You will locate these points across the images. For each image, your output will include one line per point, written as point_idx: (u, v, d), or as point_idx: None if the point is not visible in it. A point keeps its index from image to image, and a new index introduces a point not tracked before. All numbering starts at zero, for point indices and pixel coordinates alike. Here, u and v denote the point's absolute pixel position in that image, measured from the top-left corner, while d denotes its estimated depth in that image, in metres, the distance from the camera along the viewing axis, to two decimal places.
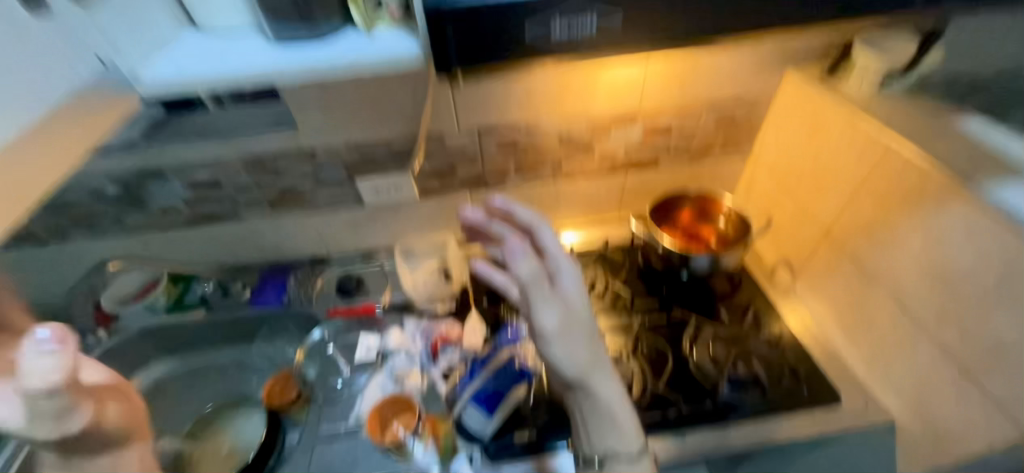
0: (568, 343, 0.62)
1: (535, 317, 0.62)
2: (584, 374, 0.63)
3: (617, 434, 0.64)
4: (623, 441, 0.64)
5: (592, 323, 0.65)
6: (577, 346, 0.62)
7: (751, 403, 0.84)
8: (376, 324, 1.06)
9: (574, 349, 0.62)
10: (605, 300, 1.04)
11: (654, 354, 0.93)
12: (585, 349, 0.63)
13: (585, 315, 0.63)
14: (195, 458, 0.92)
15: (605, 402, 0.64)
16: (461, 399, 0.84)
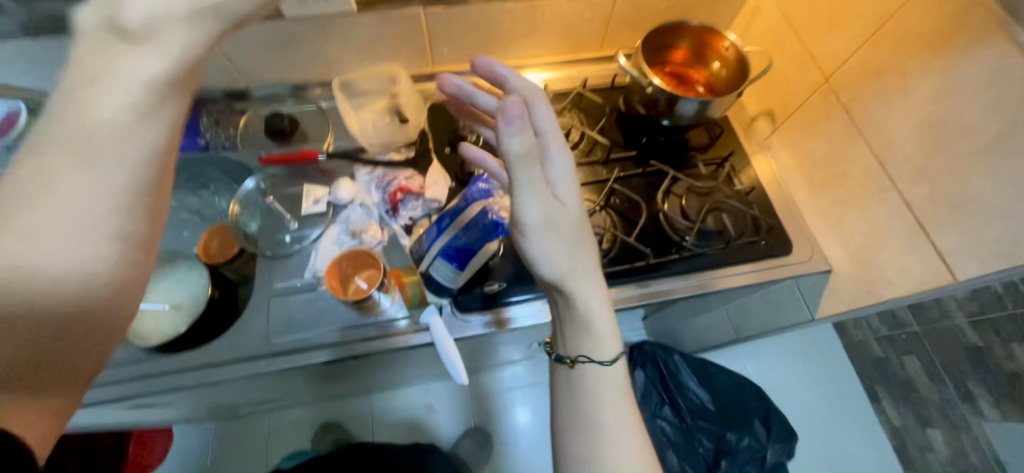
0: (547, 245, 0.58)
1: (516, 208, 0.57)
2: (562, 276, 0.59)
3: (593, 338, 0.62)
4: (599, 346, 0.62)
5: (580, 224, 0.60)
6: (557, 248, 0.58)
7: (713, 252, 0.87)
8: (320, 173, 0.93)
9: (554, 248, 0.58)
10: (580, 150, 0.98)
11: (626, 206, 0.91)
12: (568, 251, 0.59)
13: (571, 213, 0.59)
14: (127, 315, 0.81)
15: (583, 306, 0.61)
16: (427, 255, 0.78)
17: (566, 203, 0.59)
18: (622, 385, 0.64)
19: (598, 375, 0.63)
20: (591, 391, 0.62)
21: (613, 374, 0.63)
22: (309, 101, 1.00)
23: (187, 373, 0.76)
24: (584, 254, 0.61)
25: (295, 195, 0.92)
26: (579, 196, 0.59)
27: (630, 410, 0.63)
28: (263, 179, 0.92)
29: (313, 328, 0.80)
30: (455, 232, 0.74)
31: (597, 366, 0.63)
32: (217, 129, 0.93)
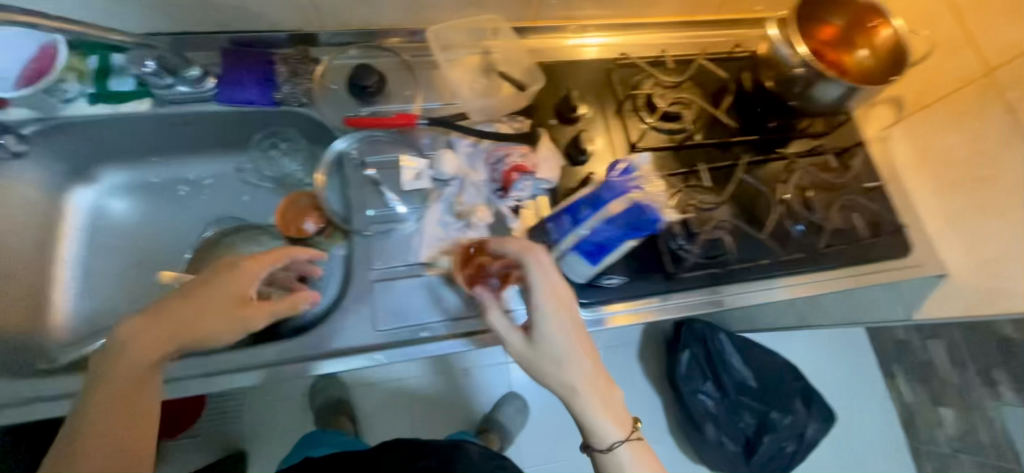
0: (537, 371, 0.65)
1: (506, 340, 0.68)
2: (557, 391, 0.65)
3: (595, 440, 0.65)
4: (602, 445, 0.64)
5: (561, 350, 0.63)
6: (544, 374, 0.65)
7: (842, 252, 0.81)
8: (412, 138, 0.81)
9: (537, 371, 0.65)
10: (698, 130, 0.87)
11: (750, 196, 0.82)
12: (549, 370, 0.64)
13: (549, 344, 0.63)
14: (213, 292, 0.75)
15: (579, 411, 0.64)
16: (558, 247, 0.70)
17: (546, 339, 0.64)
18: (638, 467, 0.64)
19: (611, 467, 0.65)
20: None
21: (624, 462, 0.64)
22: (388, 51, 0.85)
23: (229, 373, 0.69)
24: (575, 373, 0.63)
25: (387, 162, 0.80)
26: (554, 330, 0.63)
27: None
28: (354, 142, 0.79)
29: (423, 315, 0.74)
30: (602, 222, 0.65)
31: (608, 456, 0.65)
32: (295, 81, 0.79)
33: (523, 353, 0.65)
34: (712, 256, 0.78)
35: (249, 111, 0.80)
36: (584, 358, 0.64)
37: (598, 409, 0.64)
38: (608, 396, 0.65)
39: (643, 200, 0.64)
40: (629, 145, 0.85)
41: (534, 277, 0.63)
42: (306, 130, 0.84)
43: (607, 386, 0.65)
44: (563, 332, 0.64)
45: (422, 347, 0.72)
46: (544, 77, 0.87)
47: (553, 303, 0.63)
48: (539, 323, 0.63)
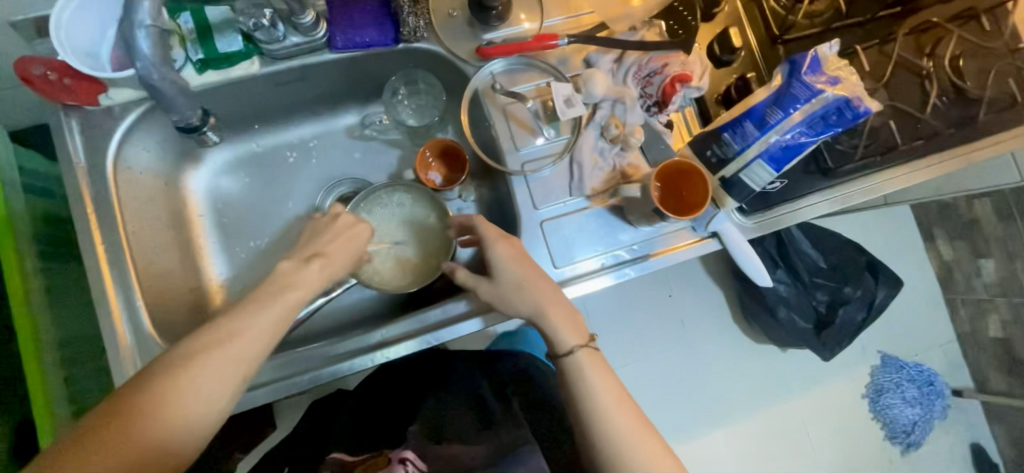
0: (499, 305, 0.66)
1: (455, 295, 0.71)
2: (523, 315, 0.66)
3: (556, 347, 0.64)
4: (564, 352, 0.64)
5: (509, 283, 0.64)
6: (506, 302, 0.65)
7: (990, 123, 0.81)
8: (548, 59, 0.73)
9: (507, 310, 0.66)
10: (843, 10, 0.80)
11: (901, 77, 0.80)
12: (524, 306, 0.65)
13: (501, 279, 0.65)
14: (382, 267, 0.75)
15: (548, 327, 0.64)
16: (741, 158, 0.67)
17: (502, 269, 0.64)
18: (594, 375, 0.62)
19: (571, 375, 0.63)
20: (569, 387, 0.63)
21: (583, 368, 0.63)
22: None
23: (328, 344, 0.69)
24: (535, 293, 0.64)
25: (528, 90, 0.73)
26: (504, 264, 0.65)
27: (610, 398, 0.61)
28: (493, 75, 0.73)
29: (594, 247, 0.73)
30: (797, 124, 0.63)
31: (567, 364, 0.63)
32: (417, 11, 0.68)
33: (491, 293, 0.65)
34: (875, 143, 0.78)
35: (366, 56, 0.71)
36: (540, 287, 0.65)
37: (563, 324, 0.64)
38: (569, 317, 0.65)
39: (845, 94, 0.61)
40: (771, 37, 0.78)
41: (484, 233, 0.66)
42: (439, 75, 0.76)
43: (566, 310, 0.65)
44: (515, 262, 0.65)
45: (442, 332, 0.69)
46: None
47: (503, 245, 0.65)
48: (493, 256, 0.65)
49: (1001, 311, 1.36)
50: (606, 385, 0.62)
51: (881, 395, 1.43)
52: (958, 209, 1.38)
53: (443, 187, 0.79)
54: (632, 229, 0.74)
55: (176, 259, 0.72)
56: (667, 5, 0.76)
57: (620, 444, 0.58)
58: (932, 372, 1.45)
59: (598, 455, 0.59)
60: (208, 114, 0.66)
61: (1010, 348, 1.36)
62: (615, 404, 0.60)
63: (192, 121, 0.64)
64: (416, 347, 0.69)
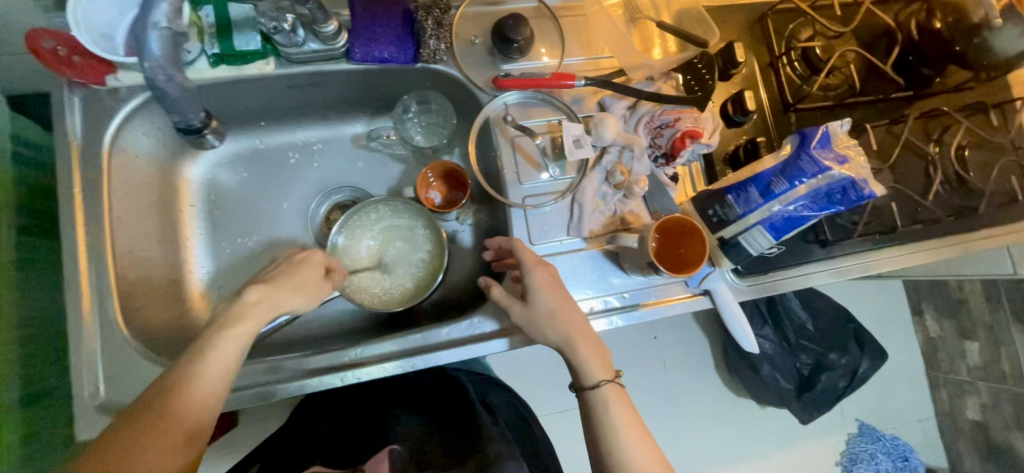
0: (526, 330, 0.64)
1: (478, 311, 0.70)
2: (551, 343, 0.64)
3: (582, 379, 0.63)
4: (590, 384, 0.63)
5: (544, 305, 0.63)
6: (536, 329, 0.64)
7: (987, 215, 0.82)
8: (559, 98, 0.74)
9: (537, 334, 0.64)
10: (856, 84, 0.81)
11: (903, 158, 0.81)
12: (553, 331, 0.63)
13: (536, 302, 0.63)
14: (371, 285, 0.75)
15: (575, 358, 0.63)
16: (743, 221, 0.67)
17: (537, 295, 0.63)
18: (618, 413, 0.61)
19: (595, 409, 0.62)
20: (591, 420, 0.62)
21: (607, 403, 0.62)
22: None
23: (334, 351, 0.67)
24: (568, 323, 0.63)
25: (538, 125, 0.73)
26: (541, 287, 0.63)
27: (631, 436, 0.60)
28: (507, 105, 0.73)
29: (586, 290, 0.72)
30: (801, 197, 0.63)
31: (593, 397, 0.62)
32: (439, 34, 0.68)
33: (520, 317, 0.64)
34: (878, 221, 0.78)
35: (384, 71, 0.71)
36: (574, 320, 0.64)
37: (590, 355, 0.63)
38: (598, 350, 0.64)
39: (853, 174, 0.61)
40: (784, 103, 0.79)
41: (523, 256, 0.65)
42: (453, 98, 0.76)
43: (592, 341, 0.64)
44: (550, 290, 0.64)
45: (454, 349, 0.67)
46: (702, 26, 0.75)
47: (540, 271, 0.64)
48: (529, 281, 0.63)
49: (981, 395, 1.36)
50: (630, 423, 0.61)
51: (855, 465, 1.41)
52: (948, 287, 1.38)
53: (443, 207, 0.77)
54: (625, 277, 0.73)
55: (159, 247, 0.70)
56: (687, 60, 0.77)
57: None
58: (908, 446, 1.43)
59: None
60: (209, 116, 0.69)
61: (986, 432, 1.36)
62: (636, 443, 0.59)
63: (192, 122, 0.66)
64: (419, 363, 0.67)
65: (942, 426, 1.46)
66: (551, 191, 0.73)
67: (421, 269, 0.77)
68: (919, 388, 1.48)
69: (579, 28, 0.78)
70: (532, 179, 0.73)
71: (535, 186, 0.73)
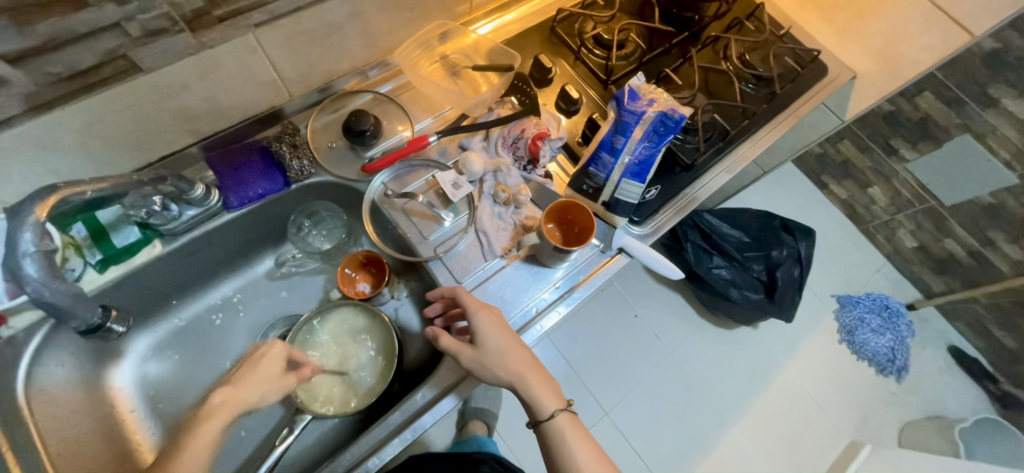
0: (481, 373, 0.69)
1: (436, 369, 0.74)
2: (505, 382, 0.70)
3: (538, 413, 0.71)
4: (545, 416, 0.71)
5: (494, 347, 0.68)
6: (487, 369, 0.69)
7: (786, 91, 1.00)
8: (425, 158, 0.83)
9: (494, 375, 0.69)
10: (644, 42, 0.99)
11: (706, 79, 0.99)
12: (504, 370, 0.69)
13: (484, 347, 0.68)
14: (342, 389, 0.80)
15: (528, 392, 0.70)
16: (609, 181, 0.78)
17: (485, 338, 0.68)
18: (571, 440, 0.70)
19: (552, 437, 0.71)
20: (552, 448, 0.71)
21: (563, 430, 0.71)
22: (360, 93, 0.87)
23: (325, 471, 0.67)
24: (516, 361, 0.69)
25: (419, 186, 0.82)
26: (488, 333, 0.68)
27: (588, 459, 0.70)
28: (385, 184, 0.81)
29: (526, 297, 0.79)
30: (639, 140, 0.75)
31: (550, 427, 0.71)
32: (298, 154, 0.77)
33: (473, 359, 0.69)
34: (712, 134, 0.93)
35: (264, 205, 0.78)
36: (518, 358, 0.69)
37: (540, 389, 0.70)
38: (545, 379, 0.72)
39: (662, 109, 0.75)
40: (602, 82, 0.93)
41: (468, 302, 0.70)
42: (336, 199, 0.84)
43: (544, 378, 0.71)
44: (497, 330, 0.69)
45: (432, 410, 0.70)
46: (505, 55, 0.90)
47: (485, 315, 0.70)
48: (477, 326, 0.69)
49: (906, 224, 1.77)
50: (585, 443, 0.71)
51: (853, 333, 1.79)
52: (830, 155, 1.87)
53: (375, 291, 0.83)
54: (548, 272, 0.81)
55: (109, 467, 0.68)
56: (510, 84, 0.90)
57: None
58: (884, 296, 1.86)
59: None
60: (107, 310, 0.66)
61: (928, 251, 1.76)
62: (593, 463, 0.70)
63: (92, 321, 0.63)
64: (414, 435, 0.69)
65: (897, 265, 1.91)
66: (454, 232, 0.81)
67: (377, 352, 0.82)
68: (863, 244, 1.96)
69: (414, 97, 0.90)
70: (437, 229, 0.80)
71: (440, 233, 0.80)
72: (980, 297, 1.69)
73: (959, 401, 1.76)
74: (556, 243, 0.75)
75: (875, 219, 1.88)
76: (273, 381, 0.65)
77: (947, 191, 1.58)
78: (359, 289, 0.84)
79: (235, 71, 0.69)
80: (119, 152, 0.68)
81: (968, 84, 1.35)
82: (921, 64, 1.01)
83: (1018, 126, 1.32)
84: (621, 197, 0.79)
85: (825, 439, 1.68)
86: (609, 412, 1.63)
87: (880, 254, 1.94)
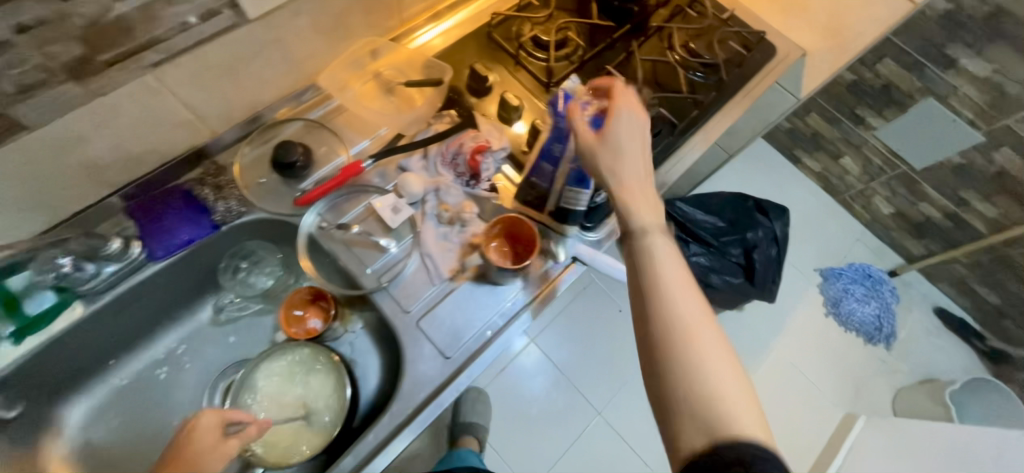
0: (595, 162, 0.65)
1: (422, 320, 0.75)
2: (615, 178, 0.63)
3: (631, 219, 0.62)
4: (640, 226, 0.61)
5: (626, 144, 0.64)
6: (607, 159, 0.64)
7: (733, 77, 0.98)
8: (361, 186, 0.80)
9: (608, 166, 0.64)
10: (584, 39, 0.96)
11: (652, 72, 0.97)
12: (619, 167, 0.63)
13: (619, 141, 0.64)
14: (307, 423, 0.77)
15: (637, 223, 0.61)
16: (553, 189, 0.76)
17: (622, 132, 0.64)
18: (673, 301, 0.56)
19: (639, 251, 0.60)
20: (639, 264, 0.59)
21: (656, 251, 0.59)
22: (291, 120, 0.83)
23: None
24: (632, 166, 0.64)
25: (359, 215, 0.78)
26: (626, 131, 0.64)
27: (682, 289, 0.57)
28: (320, 216, 0.78)
29: (478, 320, 0.76)
30: None
31: (649, 277, 0.58)
32: (223, 195, 0.75)
33: (592, 148, 0.65)
34: (658, 131, 0.91)
35: (194, 251, 0.74)
36: (636, 181, 0.64)
37: (642, 201, 0.62)
38: (657, 225, 0.62)
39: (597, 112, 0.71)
40: (543, 85, 0.90)
41: (617, 103, 0.66)
42: (273, 237, 0.80)
43: (649, 194, 0.63)
44: (633, 133, 0.65)
45: (383, 452, 0.68)
46: (438, 69, 0.87)
47: (632, 114, 0.66)
48: (621, 117, 0.65)
49: (881, 192, 1.77)
50: (695, 313, 0.56)
51: (839, 304, 1.79)
52: (800, 130, 1.86)
53: (325, 325, 0.80)
54: (502, 288, 0.78)
55: None
56: (447, 98, 0.87)
57: (707, 375, 0.53)
58: (867, 265, 1.85)
59: (665, 358, 0.55)
60: None
61: (905, 216, 1.76)
62: (689, 296, 0.57)
63: None
64: None
65: (877, 233, 1.90)
66: (399, 255, 0.78)
67: (329, 383, 0.79)
68: (841, 215, 1.94)
69: (350, 121, 0.86)
70: (377, 260, 0.77)
71: (381, 263, 0.77)
72: (959, 257, 1.68)
73: (949, 361, 1.76)
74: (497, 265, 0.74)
75: (850, 189, 1.86)
76: (214, 452, 0.60)
77: (917, 155, 1.58)
78: (310, 326, 0.81)
79: (140, 116, 0.65)
80: (26, 215, 0.64)
81: (926, 47, 1.35)
82: (866, 36, 1.02)
83: (979, 85, 1.32)
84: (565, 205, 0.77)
85: (821, 414, 1.67)
86: (601, 411, 1.63)
87: (858, 223, 1.93)
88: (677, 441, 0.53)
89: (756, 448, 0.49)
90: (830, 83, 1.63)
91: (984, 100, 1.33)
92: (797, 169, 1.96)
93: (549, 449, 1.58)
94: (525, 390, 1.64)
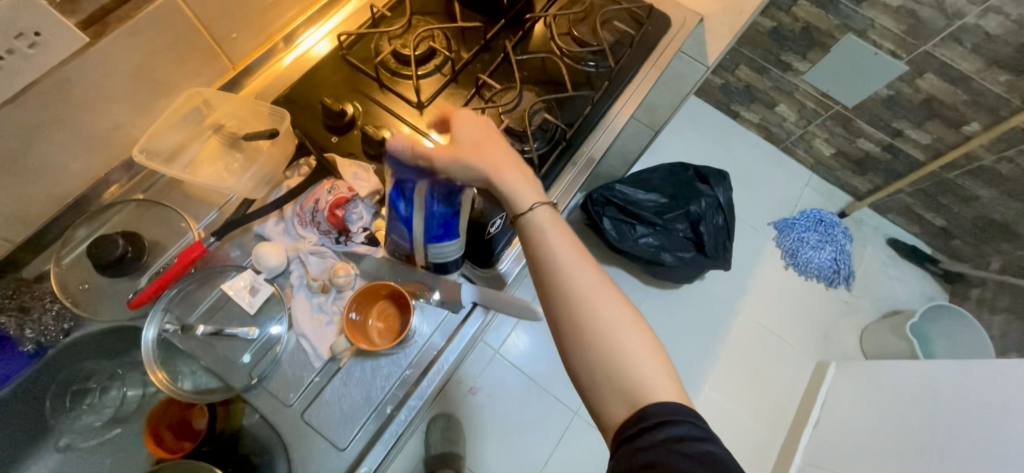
0: (452, 170, 0.60)
1: (322, 390, 0.66)
2: (480, 179, 0.61)
3: (515, 206, 0.62)
4: (524, 209, 0.61)
5: (473, 143, 0.63)
6: (462, 161, 0.60)
7: (626, 61, 0.89)
8: (212, 269, 0.69)
9: (465, 170, 0.60)
10: (453, 45, 0.85)
11: (536, 70, 0.86)
12: (469, 171, 0.60)
13: (467, 145, 0.62)
14: None
15: (534, 227, 0.61)
16: (417, 248, 0.66)
17: (463, 133, 0.63)
18: (581, 284, 0.58)
19: (533, 232, 0.61)
20: (533, 244, 0.61)
21: (545, 226, 0.61)
22: (113, 203, 0.70)
23: None
24: (489, 155, 0.62)
25: (212, 305, 0.68)
26: (470, 136, 0.63)
27: (574, 258, 0.60)
28: (164, 316, 0.66)
29: (373, 396, 0.67)
30: (426, 200, 0.61)
31: (553, 276, 0.59)
32: (32, 322, 0.65)
33: (450, 155, 0.60)
34: (547, 142, 0.81)
35: (18, 388, 0.66)
36: (516, 179, 0.62)
37: (518, 181, 0.62)
38: (554, 221, 0.62)
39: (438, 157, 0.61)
40: (413, 106, 0.79)
41: (459, 114, 0.65)
42: (123, 342, 0.70)
43: (518, 169, 0.63)
44: (473, 127, 0.64)
45: None
46: (277, 114, 0.73)
47: (466, 117, 0.65)
48: (458, 122, 0.64)
49: (819, 134, 1.72)
50: (602, 299, 0.58)
51: (796, 254, 1.75)
52: (732, 83, 1.79)
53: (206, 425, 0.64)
54: (395, 356, 0.69)
55: None
56: (298, 142, 0.76)
57: (620, 355, 0.55)
58: (817, 210, 1.81)
59: (579, 331, 0.57)
60: None
61: (846, 155, 1.71)
62: (581, 262, 0.60)
63: None
64: None
65: (823, 176, 1.86)
66: (270, 336, 0.67)
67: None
68: (785, 162, 1.89)
69: (191, 190, 0.74)
70: (246, 348, 0.66)
71: (252, 350, 0.66)
72: (903, 188, 1.64)
73: (908, 290, 1.74)
74: (372, 345, 0.66)
75: (790, 135, 1.81)
76: None
77: (846, 94, 1.52)
78: (192, 427, 0.66)
79: None
80: None
81: None
82: None
83: (893, 14, 1.27)
84: (438, 255, 0.67)
85: (793, 368, 1.65)
86: (577, 410, 1.57)
87: (804, 168, 1.88)
88: (607, 420, 0.56)
89: (670, 410, 0.52)
90: (751, 32, 1.56)
91: (901, 28, 1.28)
92: (736, 124, 1.90)
93: (528, 462, 1.51)
94: (495, 405, 1.56)
